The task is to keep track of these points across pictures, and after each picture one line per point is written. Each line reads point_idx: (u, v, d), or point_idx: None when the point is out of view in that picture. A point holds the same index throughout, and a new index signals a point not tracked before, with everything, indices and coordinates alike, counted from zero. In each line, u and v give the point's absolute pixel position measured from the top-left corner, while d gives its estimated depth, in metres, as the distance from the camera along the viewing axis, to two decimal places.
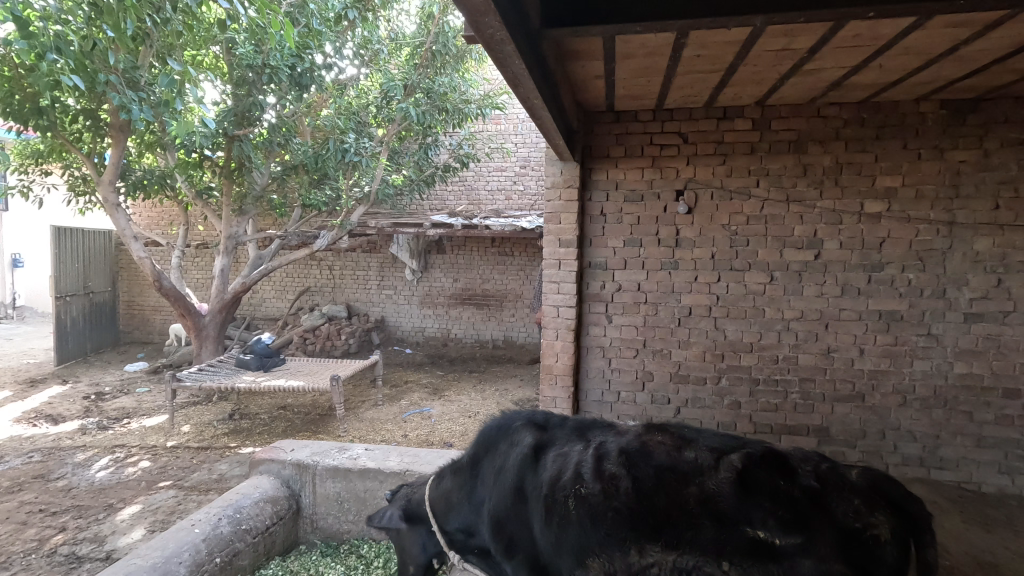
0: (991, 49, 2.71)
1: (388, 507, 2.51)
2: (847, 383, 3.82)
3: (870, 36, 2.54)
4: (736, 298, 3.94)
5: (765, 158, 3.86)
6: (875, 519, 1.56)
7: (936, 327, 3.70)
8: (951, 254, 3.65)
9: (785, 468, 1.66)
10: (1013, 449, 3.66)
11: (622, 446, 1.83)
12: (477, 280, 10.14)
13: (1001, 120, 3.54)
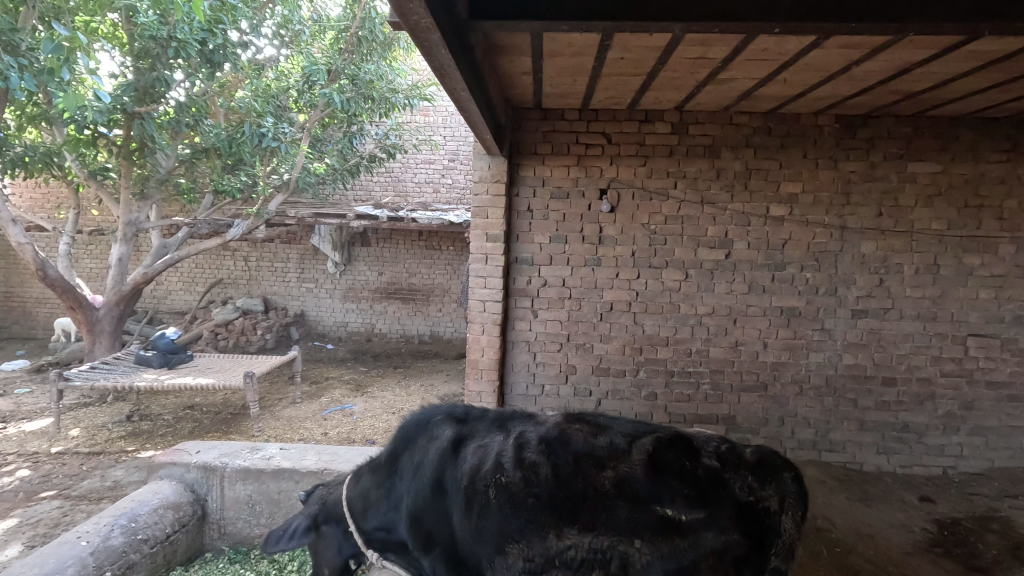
0: (877, 70, 2.99)
1: (300, 514, 2.40)
2: (752, 373, 4.10)
3: (776, 50, 2.73)
4: (654, 294, 4.12)
5: (683, 161, 4.05)
6: (765, 492, 1.72)
7: (829, 322, 4.05)
8: (843, 255, 4.01)
9: (690, 448, 1.78)
10: (890, 432, 4.08)
11: (542, 435, 1.86)
12: (403, 274, 9.95)
13: (885, 136, 3.93)
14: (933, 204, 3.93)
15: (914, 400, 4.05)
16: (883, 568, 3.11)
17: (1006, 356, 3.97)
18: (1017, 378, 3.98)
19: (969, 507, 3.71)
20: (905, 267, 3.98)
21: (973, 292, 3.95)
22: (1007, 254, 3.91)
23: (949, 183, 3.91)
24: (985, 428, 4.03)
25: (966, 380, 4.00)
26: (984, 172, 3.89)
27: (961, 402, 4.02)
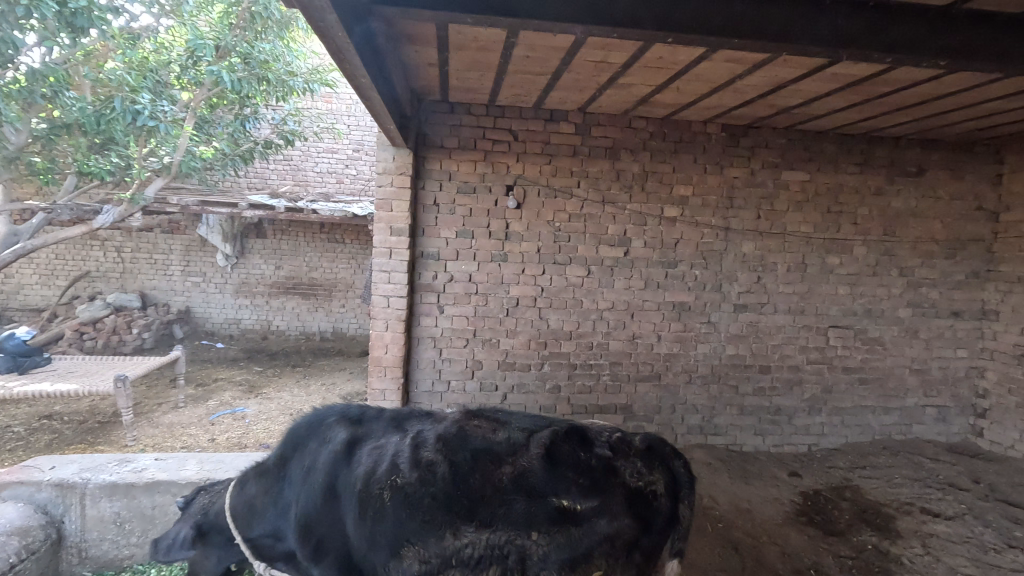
0: (757, 85, 3.27)
1: (178, 525, 2.24)
2: (647, 365, 4.34)
3: (670, 60, 2.89)
4: (558, 290, 4.23)
5: (585, 161, 4.18)
6: (652, 476, 1.88)
7: (715, 316, 4.38)
8: (727, 254, 4.34)
9: (585, 439, 1.90)
10: (765, 415, 4.50)
11: (439, 434, 1.88)
12: (303, 268, 9.45)
13: (763, 146, 4.30)
14: (802, 209, 4.37)
15: (785, 385, 4.49)
16: (758, 540, 3.44)
17: (859, 344, 4.51)
18: (867, 364, 4.54)
19: (828, 479, 4.18)
20: (779, 265, 4.40)
21: (833, 288, 4.45)
22: (860, 255, 4.44)
23: (815, 191, 4.37)
24: (842, 408, 4.56)
25: (827, 366, 4.51)
26: (843, 182, 4.38)
27: (823, 386, 4.52)
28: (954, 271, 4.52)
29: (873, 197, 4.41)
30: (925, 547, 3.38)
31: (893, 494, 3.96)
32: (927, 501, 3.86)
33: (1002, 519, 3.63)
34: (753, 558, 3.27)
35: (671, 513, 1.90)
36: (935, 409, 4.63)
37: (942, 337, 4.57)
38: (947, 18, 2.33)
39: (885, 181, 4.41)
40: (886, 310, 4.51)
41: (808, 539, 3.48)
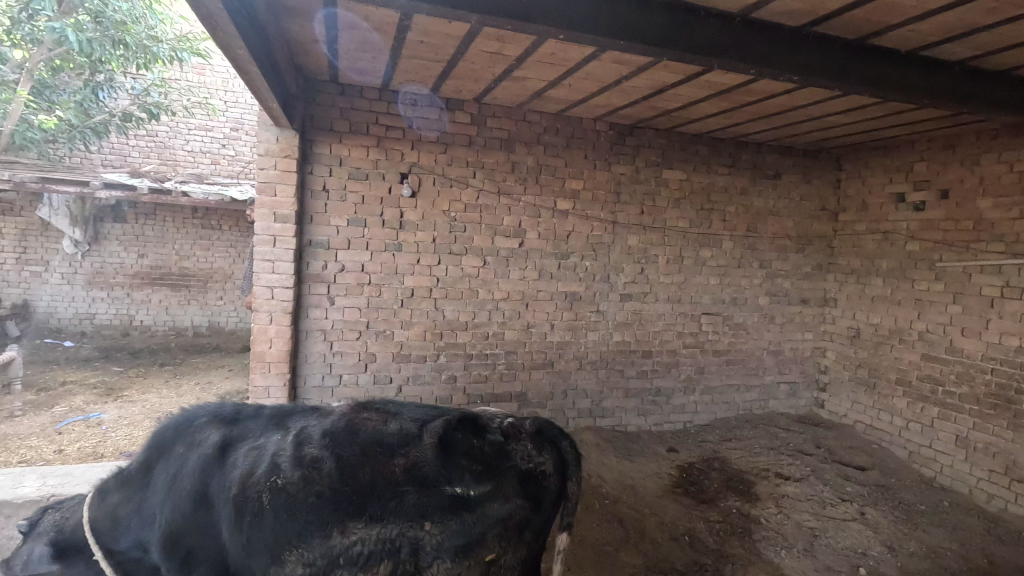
0: (641, 87, 3.46)
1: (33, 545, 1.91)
2: (541, 353, 4.47)
3: (562, 57, 2.98)
4: (454, 281, 4.21)
5: (481, 152, 4.19)
6: (541, 457, 1.98)
7: (603, 305, 4.61)
8: (614, 246, 4.59)
9: (476, 426, 1.94)
10: (647, 396, 4.83)
11: (325, 429, 1.82)
12: (172, 256, 8.56)
13: (647, 146, 4.59)
14: (680, 205, 4.73)
15: (664, 368, 4.85)
16: (640, 512, 3.71)
17: (726, 329, 4.99)
18: (733, 346, 5.04)
19: (700, 452, 4.60)
20: (660, 258, 4.73)
21: (706, 278, 4.87)
22: (728, 248, 4.90)
23: (691, 189, 4.74)
24: (712, 387, 5.03)
25: (700, 350, 4.93)
26: (715, 182, 4.80)
27: (696, 367, 4.95)
28: (803, 264, 5.14)
29: (739, 196, 4.88)
30: (777, 507, 3.84)
31: (753, 462, 4.44)
32: (780, 466, 4.38)
33: (837, 477, 4.22)
34: (636, 529, 3.52)
35: (559, 491, 2.01)
36: (787, 385, 5.25)
37: (793, 322, 5.19)
38: (799, 39, 2.62)
39: (749, 182, 4.89)
40: (749, 298, 5.02)
41: (683, 508, 3.81)
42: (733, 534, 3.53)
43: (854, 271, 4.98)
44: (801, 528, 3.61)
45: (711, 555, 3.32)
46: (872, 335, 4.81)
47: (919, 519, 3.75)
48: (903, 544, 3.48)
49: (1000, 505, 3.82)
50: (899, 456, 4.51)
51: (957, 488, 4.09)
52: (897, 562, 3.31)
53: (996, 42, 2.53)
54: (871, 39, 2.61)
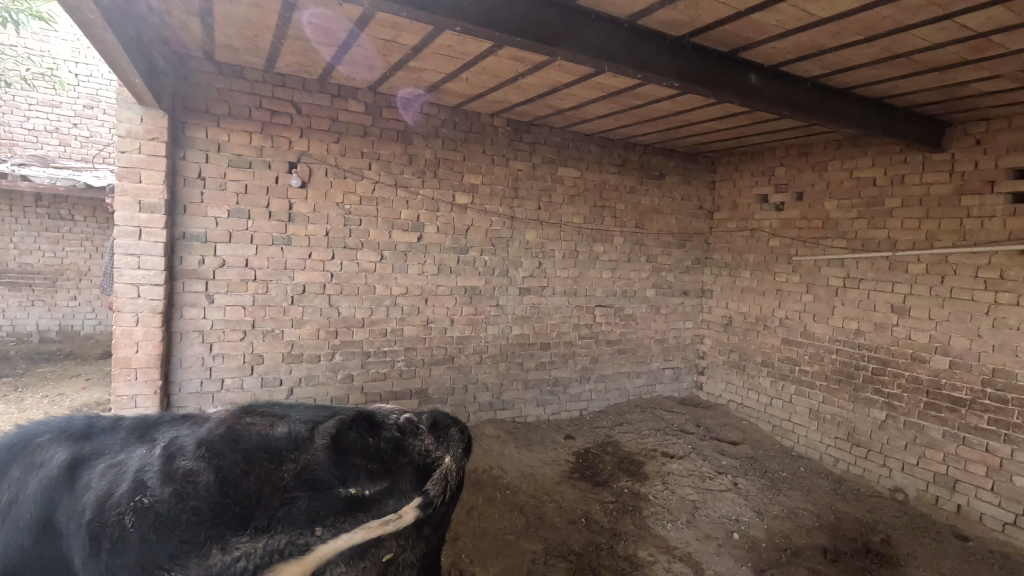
0: (537, 85, 3.54)
1: None
2: (441, 348, 4.44)
3: (459, 49, 2.96)
4: (349, 276, 4.04)
5: (377, 143, 4.05)
6: (440, 450, 2.00)
7: (502, 299, 4.67)
8: (512, 241, 4.66)
9: (372, 424, 1.92)
10: (545, 387, 4.97)
11: (200, 438, 1.68)
12: (9, 250, 7.39)
13: (542, 144, 4.70)
14: (575, 202, 4.90)
15: (561, 359, 5.02)
16: (540, 500, 3.81)
17: (617, 320, 5.27)
18: (623, 336, 5.34)
19: (595, 437, 4.82)
20: (556, 252, 4.87)
21: (598, 272, 5.11)
22: (619, 244, 5.17)
23: (584, 186, 4.93)
24: (605, 375, 5.29)
25: (594, 340, 5.17)
26: (606, 180, 5.03)
27: (591, 357, 5.18)
28: (684, 258, 5.56)
29: (627, 194, 5.16)
30: (664, 483, 4.13)
31: (642, 444, 4.74)
32: (666, 446, 4.70)
33: (714, 452, 4.63)
34: (535, 516, 3.61)
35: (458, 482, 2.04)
36: (671, 370, 5.66)
37: (676, 312, 5.60)
38: (680, 48, 2.82)
39: (636, 181, 5.19)
40: (637, 290, 5.34)
41: (579, 492, 3.98)
42: (625, 512, 3.75)
43: (727, 264, 5.47)
44: (684, 501, 3.92)
45: (606, 534, 3.50)
46: (742, 322, 5.31)
47: (781, 484, 4.22)
48: (768, 507, 3.90)
49: (843, 467, 4.41)
50: (765, 430, 5.04)
51: (810, 455, 4.65)
52: (764, 525, 3.71)
53: (839, 63, 2.88)
54: (740, 53, 2.86)
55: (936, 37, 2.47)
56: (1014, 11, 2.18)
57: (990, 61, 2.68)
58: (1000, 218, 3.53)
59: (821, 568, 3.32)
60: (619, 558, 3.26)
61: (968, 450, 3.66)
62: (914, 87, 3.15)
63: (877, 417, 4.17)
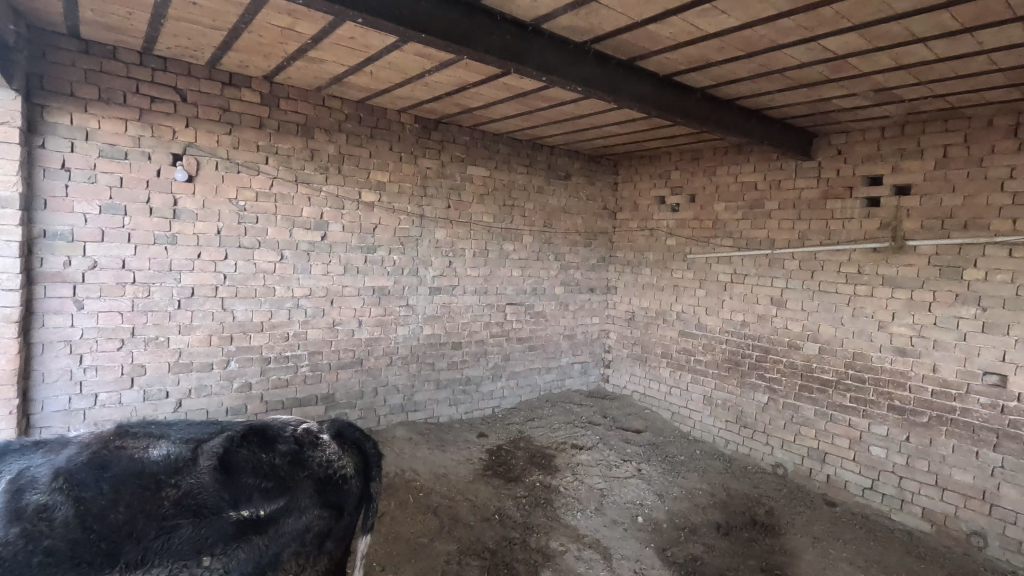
0: (443, 83, 3.50)
1: None
2: (349, 351, 4.28)
3: (362, 42, 2.86)
4: (245, 278, 3.78)
5: (274, 136, 3.82)
6: (342, 461, 2.18)
7: (412, 299, 4.59)
8: (422, 239, 4.59)
9: (266, 439, 2.09)
10: (457, 386, 4.96)
11: (57, 469, 1.79)
12: None
13: (451, 142, 4.67)
14: (484, 201, 4.92)
15: (473, 357, 5.03)
16: (453, 499, 3.80)
17: (527, 317, 5.37)
18: (534, 333, 5.45)
19: (507, 434, 4.89)
20: (467, 251, 4.87)
21: (509, 270, 5.17)
22: (528, 242, 5.27)
23: (494, 186, 4.97)
24: (516, 372, 5.37)
25: (505, 338, 5.23)
26: (514, 180, 5.10)
27: (502, 355, 5.23)
28: (590, 256, 5.77)
29: (536, 194, 5.27)
30: (574, 475, 4.27)
31: (552, 437, 4.86)
32: (576, 437, 4.85)
33: (619, 440, 4.87)
34: (448, 517, 3.59)
35: (363, 492, 2.24)
36: (580, 364, 5.85)
37: (584, 308, 5.80)
38: (582, 53, 2.91)
39: (544, 181, 5.31)
40: (546, 287, 5.47)
41: (492, 489, 4.01)
42: (537, 506, 3.83)
43: (630, 262, 5.75)
44: (592, 490, 4.07)
45: (518, 528, 3.55)
46: (643, 316, 5.61)
47: (679, 468, 4.52)
48: (669, 490, 4.16)
49: (733, 448, 4.80)
50: (665, 417, 5.36)
51: (704, 438, 5.02)
52: (665, 507, 3.95)
53: (724, 76, 3.13)
54: (637, 62, 3.02)
55: (804, 57, 2.75)
56: (865, 38, 2.47)
57: (847, 81, 3.03)
58: (858, 219, 4.00)
59: (714, 542, 3.59)
60: (532, 551, 3.32)
61: (834, 425, 4.12)
62: (786, 101, 3.48)
63: (761, 401, 4.58)
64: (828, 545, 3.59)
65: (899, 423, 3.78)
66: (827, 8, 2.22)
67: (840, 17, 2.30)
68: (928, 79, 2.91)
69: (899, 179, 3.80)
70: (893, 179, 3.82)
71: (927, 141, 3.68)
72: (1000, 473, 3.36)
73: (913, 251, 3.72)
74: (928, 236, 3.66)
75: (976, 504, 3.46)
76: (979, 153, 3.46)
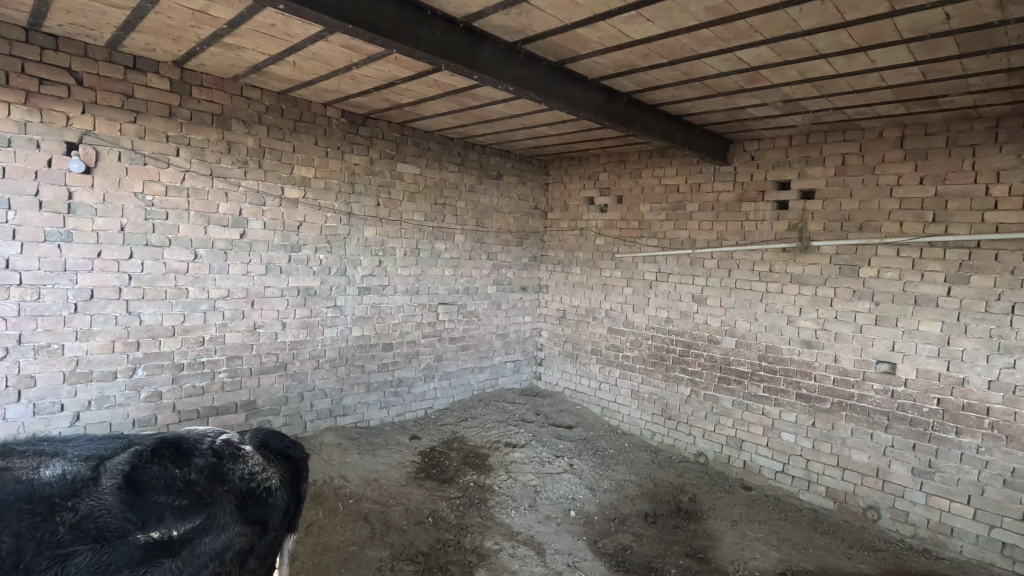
0: (372, 77, 3.40)
1: None
2: (271, 355, 4.07)
3: (284, 30, 2.72)
4: (154, 278, 3.50)
5: (185, 126, 3.56)
6: (268, 472, 2.16)
7: (340, 300, 4.43)
8: (350, 238, 4.44)
9: (181, 453, 2.00)
10: (388, 389, 4.85)
11: None
12: None
13: (380, 138, 4.54)
14: (415, 199, 4.83)
15: (404, 358, 4.93)
16: (385, 505, 3.70)
17: (459, 317, 5.33)
18: (466, 332, 5.42)
19: (440, 435, 4.84)
20: (397, 250, 4.76)
21: (440, 270, 5.11)
22: (460, 241, 5.23)
23: (425, 184, 4.89)
24: (449, 372, 5.32)
25: (437, 338, 5.17)
26: (446, 178, 5.05)
27: (434, 355, 5.17)
28: (522, 255, 5.82)
29: (467, 193, 5.24)
30: (507, 473, 4.28)
31: (485, 437, 4.86)
32: (509, 436, 4.86)
33: (551, 436, 4.94)
34: (380, 523, 3.50)
35: (287, 505, 2.21)
36: (512, 363, 5.90)
37: (515, 307, 5.84)
38: (513, 53, 2.92)
39: (476, 181, 5.29)
40: (479, 287, 5.46)
41: (425, 492, 3.95)
42: (471, 506, 3.81)
43: (560, 261, 5.84)
44: (526, 488, 4.10)
45: (453, 530, 3.52)
46: (573, 315, 5.73)
47: (609, 461, 4.66)
48: (599, 483, 4.28)
49: (659, 439, 5.00)
50: (595, 412, 5.50)
51: (632, 431, 5.20)
52: (596, 500, 4.05)
53: (649, 82, 3.25)
54: (567, 64, 3.07)
55: (721, 67, 2.90)
56: (775, 52, 2.65)
57: (760, 91, 3.23)
58: (769, 221, 4.28)
59: (643, 531, 3.72)
60: (467, 552, 3.30)
61: (749, 414, 4.39)
62: (705, 108, 3.67)
63: (684, 393, 4.81)
64: (745, 527, 3.82)
65: (806, 410, 4.08)
66: (742, 21, 2.36)
67: (753, 30, 2.44)
68: (830, 93, 3.16)
69: (805, 184, 4.11)
70: (799, 185, 4.13)
71: (828, 149, 4.00)
72: (891, 452, 3.71)
73: (817, 251, 4.03)
74: (830, 237, 3.97)
75: (871, 481, 3.80)
76: (872, 162, 3.80)
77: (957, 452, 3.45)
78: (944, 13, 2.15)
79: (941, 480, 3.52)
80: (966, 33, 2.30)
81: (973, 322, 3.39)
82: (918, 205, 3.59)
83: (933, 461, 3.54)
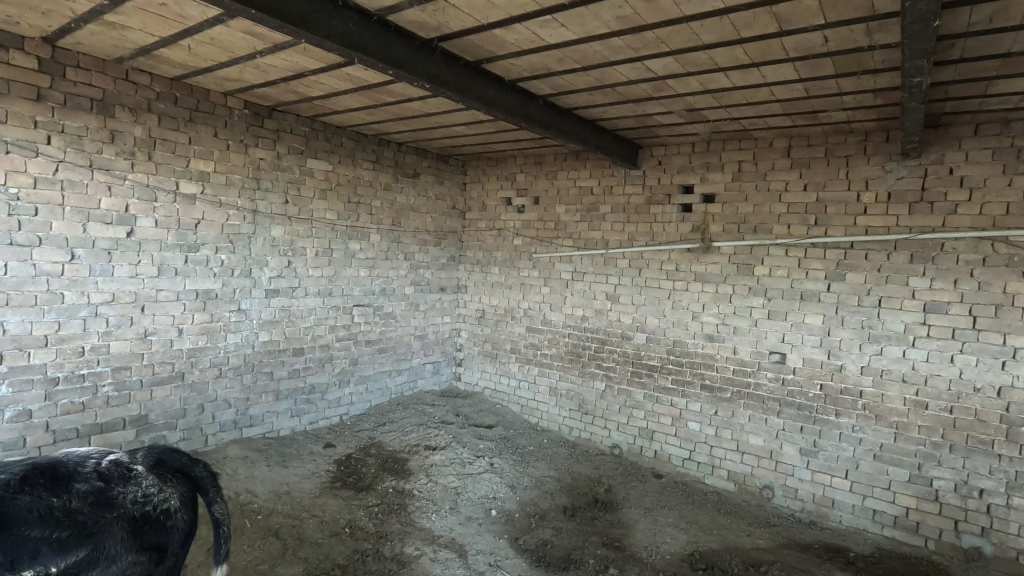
0: (278, 67, 3.21)
1: None
2: (166, 365, 3.74)
3: (178, 11, 2.50)
4: (20, 282, 3.10)
5: (58, 111, 3.17)
6: (163, 494, 2.13)
7: (244, 303, 4.15)
8: (255, 237, 4.16)
9: (60, 480, 1.92)
10: (300, 396, 4.61)
11: None
12: None
13: (288, 132, 4.30)
14: (326, 196, 4.62)
15: (316, 364, 4.71)
16: (297, 518, 3.52)
17: (376, 319, 5.18)
18: (382, 334, 5.28)
19: (356, 442, 4.67)
20: (309, 250, 4.54)
21: (355, 271, 4.93)
22: (375, 241, 5.08)
23: (337, 181, 4.70)
24: (365, 376, 5.16)
25: (352, 341, 4.98)
26: (359, 176, 4.87)
27: (349, 359, 4.99)
28: (440, 256, 5.75)
29: (382, 191, 5.09)
30: (427, 476, 4.21)
31: (404, 440, 4.75)
32: (429, 439, 4.78)
33: (471, 437, 4.92)
34: (293, 538, 3.32)
35: (185, 526, 2.20)
36: (431, 364, 5.81)
37: (434, 308, 5.76)
38: (429, 50, 2.87)
39: (391, 179, 5.16)
40: (396, 288, 5.34)
41: (341, 501, 3.79)
42: (389, 512, 3.71)
43: (478, 261, 5.84)
44: (446, 490, 4.06)
45: (371, 539, 3.40)
46: (492, 315, 5.74)
47: (529, 458, 4.73)
48: (520, 480, 4.33)
49: (576, 434, 5.14)
50: (514, 411, 5.55)
51: (551, 428, 5.30)
52: (517, 497, 4.10)
53: (563, 86, 3.32)
54: (483, 64, 3.06)
55: (631, 75, 3.03)
56: (679, 63, 2.80)
57: (665, 100, 3.41)
58: (675, 223, 4.54)
59: (563, 524, 3.81)
60: (386, 560, 3.21)
61: (659, 406, 4.63)
62: (616, 114, 3.81)
63: (599, 388, 4.98)
64: (657, 513, 4.02)
65: (709, 399, 4.37)
66: (650, 32, 2.48)
67: (660, 41, 2.57)
68: (728, 104, 3.40)
69: (706, 189, 4.38)
70: (701, 189, 4.41)
71: (726, 157, 4.30)
72: (782, 434, 4.05)
73: (717, 252, 4.32)
74: (729, 238, 4.27)
75: (766, 462, 4.13)
76: (764, 169, 4.13)
77: (837, 431, 3.84)
78: (823, 36, 2.38)
79: (824, 457, 3.89)
80: (841, 55, 2.55)
81: (849, 315, 3.78)
82: (803, 209, 3.95)
83: (817, 441, 3.91)
